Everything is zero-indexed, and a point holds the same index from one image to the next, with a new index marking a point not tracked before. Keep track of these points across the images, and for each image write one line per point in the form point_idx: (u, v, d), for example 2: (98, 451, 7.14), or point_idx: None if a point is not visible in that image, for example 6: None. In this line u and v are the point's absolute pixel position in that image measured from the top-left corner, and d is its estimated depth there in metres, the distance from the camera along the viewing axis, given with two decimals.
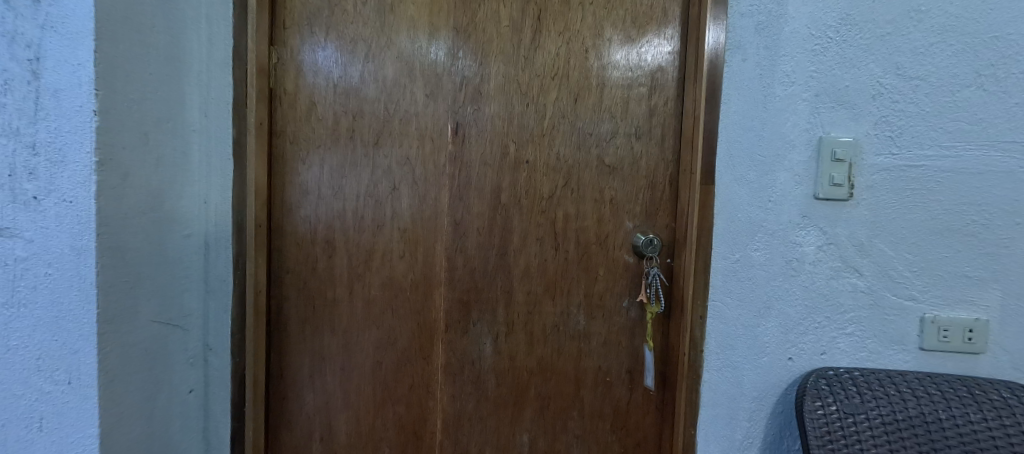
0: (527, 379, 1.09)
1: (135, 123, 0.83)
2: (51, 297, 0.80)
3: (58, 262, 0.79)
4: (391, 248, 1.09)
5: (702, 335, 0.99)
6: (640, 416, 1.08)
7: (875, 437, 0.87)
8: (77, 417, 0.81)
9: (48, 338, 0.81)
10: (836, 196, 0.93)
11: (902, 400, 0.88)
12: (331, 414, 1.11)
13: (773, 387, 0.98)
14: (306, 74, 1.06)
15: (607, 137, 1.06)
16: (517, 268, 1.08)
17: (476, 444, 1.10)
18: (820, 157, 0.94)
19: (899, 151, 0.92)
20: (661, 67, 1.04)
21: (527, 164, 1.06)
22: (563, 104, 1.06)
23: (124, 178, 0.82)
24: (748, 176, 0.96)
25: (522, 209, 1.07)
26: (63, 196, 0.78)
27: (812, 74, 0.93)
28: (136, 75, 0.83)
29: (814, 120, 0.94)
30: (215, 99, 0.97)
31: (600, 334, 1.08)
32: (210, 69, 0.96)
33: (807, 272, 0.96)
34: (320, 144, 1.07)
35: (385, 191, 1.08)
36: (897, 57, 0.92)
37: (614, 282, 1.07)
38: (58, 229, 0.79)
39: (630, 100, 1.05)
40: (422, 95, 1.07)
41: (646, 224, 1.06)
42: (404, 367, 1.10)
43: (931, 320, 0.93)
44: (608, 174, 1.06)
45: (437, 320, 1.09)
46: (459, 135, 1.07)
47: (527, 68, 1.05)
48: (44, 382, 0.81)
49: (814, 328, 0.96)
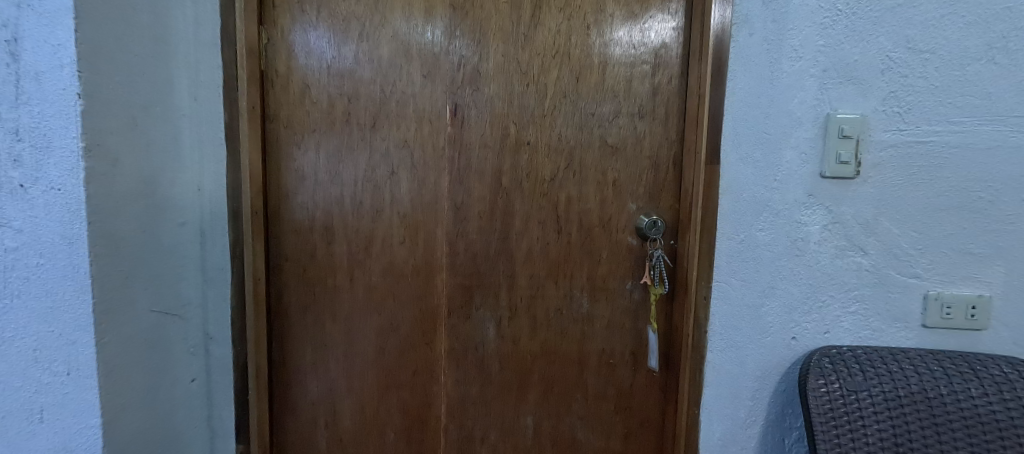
0: (531, 363, 1.09)
1: (121, 107, 0.80)
2: (44, 287, 0.78)
3: (49, 252, 0.77)
4: (391, 234, 1.07)
5: (706, 316, 0.98)
6: (644, 397, 1.08)
7: (878, 413, 0.87)
8: (78, 408, 0.80)
9: (44, 330, 0.79)
10: (843, 174, 0.92)
11: (906, 377, 0.89)
12: (335, 401, 1.11)
13: (776, 367, 0.98)
14: (298, 56, 1.03)
15: (609, 117, 1.03)
16: (519, 252, 1.06)
17: (480, 428, 1.11)
18: (826, 135, 0.92)
19: (907, 127, 0.91)
20: (664, 44, 1.01)
21: (527, 145, 1.04)
22: (565, 83, 1.03)
23: (114, 164, 0.79)
24: (754, 155, 0.94)
25: (524, 192, 1.05)
26: (50, 184, 0.76)
27: (819, 48, 0.91)
28: (121, 57, 0.80)
29: (822, 96, 0.92)
30: (204, 82, 0.94)
31: (603, 318, 1.07)
32: (198, 51, 0.92)
33: (812, 252, 0.95)
34: (315, 128, 1.05)
35: (384, 176, 1.05)
36: (907, 29, 0.90)
37: (618, 264, 1.06)
38: (48, 218, 0.77)
39: (633, 78, 1.02)
40: (418, 76, 1.03)
41: (650, 205, 1.04)
42: (406, 353, 1.10)
43: (934, 297, 0.93)
44: (610, 155, 1.04)
45: (439, 305, 1.08)
46: (458, 117, 1.04)
47: (527, 46, 1.02)
48: (43, 373, 0.80)
49: (818, 308, 0.96)
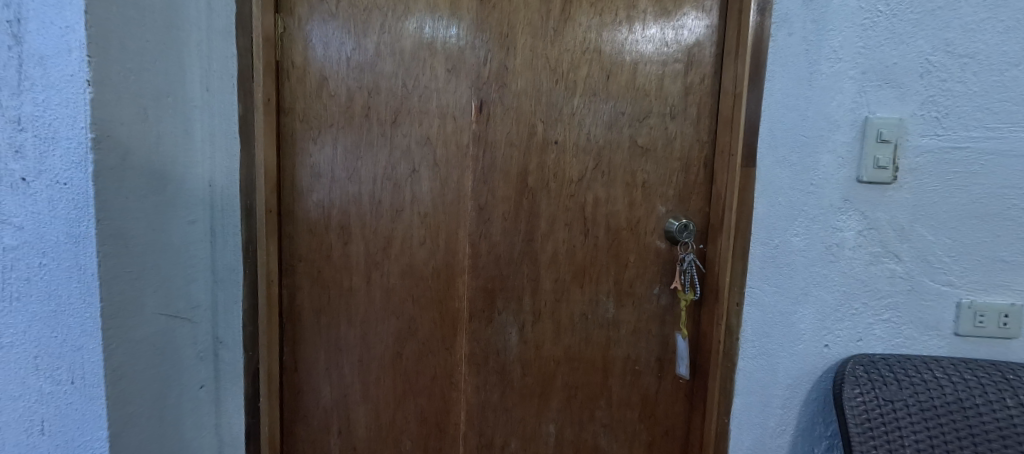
0: (554, 369, 1.05)
1: (132, 97, 0.75)
2: (48, 289, 0.73)
3: (53, 252, 0.72)
4: (411, 234, 1.02)
5: (738, 323, 0.96)
6: (669, 404, 1.05)
7: (914, 424, 0.85)
8: (83, 419, 0.75)
9: (47, 335, 0.73)
10: (880, 179, 0.90)
11: (940, 387, 0.87)
12: (349, 407, 1.06)
13: (808, 375, 0.96)
14: (315, 47, 0.98)
15: (639, 116, 1.00)
16: (544, 255, 1.03)
17: (501, 435, 1.07)
18: (864, 138, 0.90)
19: (944, 132, 0.89)
20: (698, 42, 0.98)
21: (555, 144, 1.00)
22: (594, 81, 0.99)
23: (124, 157, 0.74)
24: (790, 158, 0.92)
25: (551, 192, 1.01)
26: (55, 177, 0.70)
27: (859, 50, 0.89)
28: (132, 43, 0.74)
29: (860, 99, 0.90)
30: (217, 73, 0.88)
31: (628, 323, 1.04)
32: (211, 38, 0.87)
33: (846, 258, 0.93)
34: (333, 122, 1.00)
35: (405, 174, 1.01)
36: (946, 33, 0.88)
37: (645, 268, 1.03)
38: (52, 215, 0.71)
39: (665, 78, 0.99)
40: (442, 70, 0.99)
41: (679, 209, 1.01)
42: (425, 358, 1.05)
43: (966, 305, 0.92)
44: (640, 155, 1.01)
45: (460, 309, 1.04)
46: (483, 113, 1.00)
47: (556, 42, 0.99)
48: (45, 382, 0.74)
49: (851, 315, 0.94)
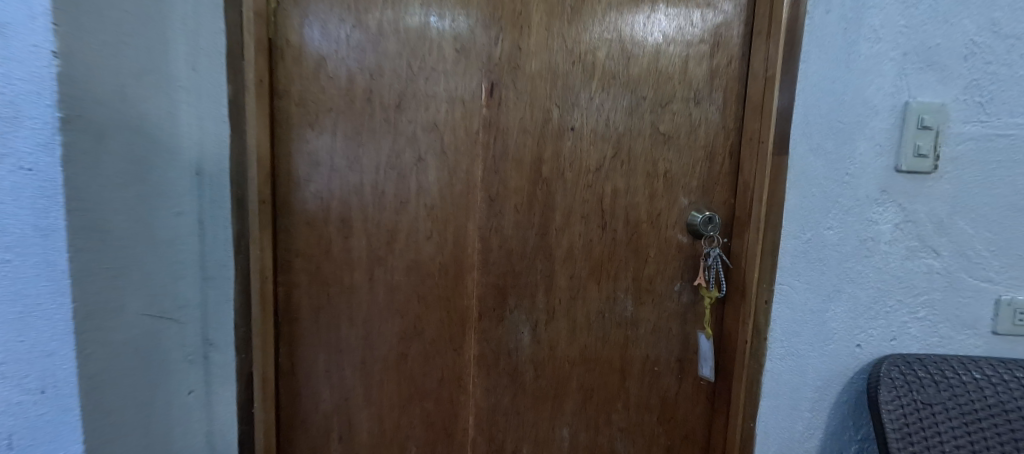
0: (569, 370, 0.99)
1: (109, 74, 0.67)
2: (11, 289, 0.63)
3: (16, 248, 0.62)
4: (417, 228, 0.95)
5: (767, 323, 0.90)
6: (689, 407, 1.00)
7: (954, 429, 0.80)
8: (58, 436, 0.66)
9: (12, 340, 0.63)
10: (920, 169, 0.84)
11: (981, 388, 0.82)
12: (350, 412, 1.00)
13: (838, 376, 0.91)
14: (313, 25, 0.90)
15: (662, 101, 0.93)
16: (560, 250, 0.96)
17: (512, 440, 1.01)
18: (904, 125, 0.84)
19: (988, 118, 0.83)
20: (725, 21, 0.92)
21: (571, 131, 0.94)
22: (614, 63, 0.93)
23: (100, 141, 0.66)
24: (825, 146, 0.86)
25: (566, 182, 0.95)
26: (17, 163, 0.61)
27: (900, 29, 0.83)
28: (108, 14, 0.66)
29: (901, 82, 0.84)
30: (204, 50, 0.80)
31: (648, 322, 0.98)
32: (197, 12, 0.79)
33: (882, 253, 0.87)
34: (332, 107, 0.92)
35: (410, 162, 0.94)
36: (993, 12, 0.82)
37: (666, 263, 0.97)
38: (14, 206, 0.62)
39: (690, 60, 0.93)
40: (451, 51, 0.92)
41: (702, 200, 0.95)
42: (432, 360, 0.99)
43: (1006, 302, 0.87)
44: (662, 143, 0.94)
45: (469, 307, 0.98)
46: (494, 97, 0.93)
47: (573, 20, 0.92)
48: (9, 393, 0.64)
49: (885, 313, 0.89)
